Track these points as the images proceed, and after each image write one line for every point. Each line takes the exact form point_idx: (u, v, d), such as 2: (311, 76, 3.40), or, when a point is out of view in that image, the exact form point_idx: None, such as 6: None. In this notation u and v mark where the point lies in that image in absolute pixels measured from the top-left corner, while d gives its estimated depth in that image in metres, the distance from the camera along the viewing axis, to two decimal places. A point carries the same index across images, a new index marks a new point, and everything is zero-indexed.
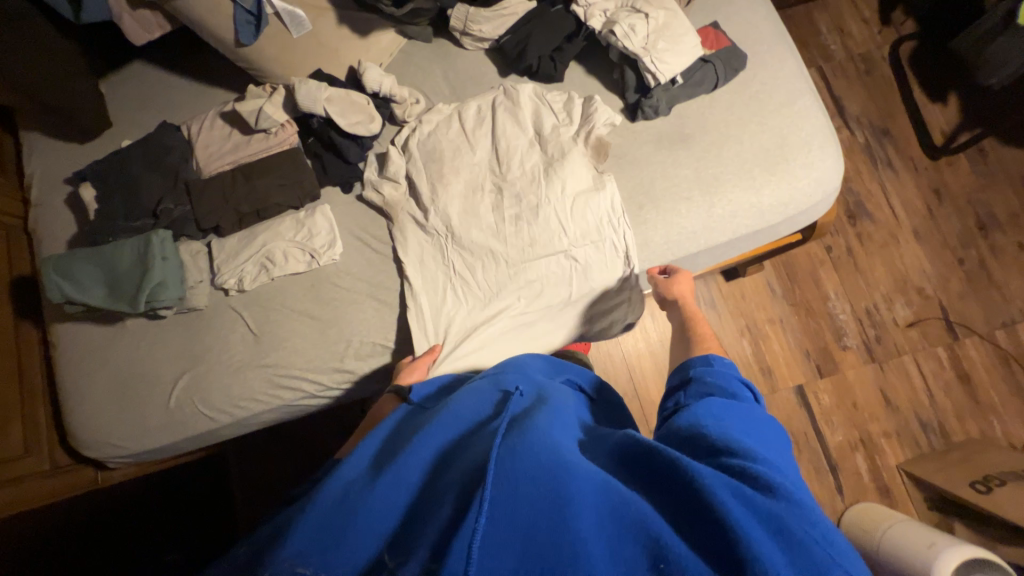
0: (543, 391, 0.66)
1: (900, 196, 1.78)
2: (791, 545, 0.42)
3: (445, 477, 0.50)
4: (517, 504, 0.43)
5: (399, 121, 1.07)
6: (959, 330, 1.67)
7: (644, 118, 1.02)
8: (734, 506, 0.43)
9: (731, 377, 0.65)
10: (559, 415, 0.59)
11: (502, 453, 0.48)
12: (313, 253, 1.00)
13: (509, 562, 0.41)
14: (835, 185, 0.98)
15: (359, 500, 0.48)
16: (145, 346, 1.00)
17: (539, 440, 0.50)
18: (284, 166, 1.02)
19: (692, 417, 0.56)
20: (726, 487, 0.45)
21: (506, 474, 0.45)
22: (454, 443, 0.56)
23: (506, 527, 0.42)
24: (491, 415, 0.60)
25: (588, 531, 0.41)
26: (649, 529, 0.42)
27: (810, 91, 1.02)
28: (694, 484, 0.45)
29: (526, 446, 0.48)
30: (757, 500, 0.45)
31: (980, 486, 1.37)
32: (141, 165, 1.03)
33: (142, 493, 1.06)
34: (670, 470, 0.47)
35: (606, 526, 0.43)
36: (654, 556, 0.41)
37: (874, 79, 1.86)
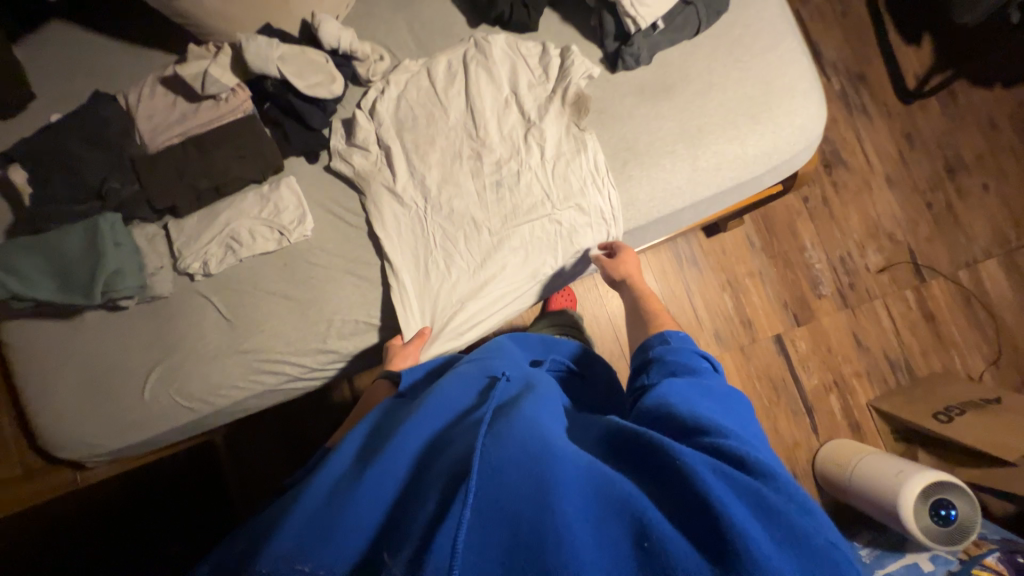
0: (529, 377, 0.66)
1: (874, 143, 1.79)
2: (773, 519, 0.43)
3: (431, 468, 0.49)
4: (503, 492, 0.43)
5: (364, 81, 0.99)
6: (926, 272, 1.74)
7: (625, 68, 0.97)
8: (713, 481, 0.44)
9: (688, 350, 0.67)
10: (546, 400, 0.59)
11: (488, 442, 0.47)
12: (282, 230, 0.94)
13: (492, 552, 0.39)
14: (817, 132, 0.97)
15: (344, 496, 0.47)
16: (109, 340, 0.93)
17: (525, 427, 0.49)
18: (241, 137, 0.94)
19: (669, 394, 0.57)
20: (705, 463, 0.46)
21: (492, 461, 0.45)
22: (441, 434, 0.55)
23: (491, 516, 0.41)
24: (478, 404, 0.60)
25: (573, 515, 0.41)
26: (634, 510, 0.42)
27: (793, 32, 0.98)
28: (676, 464, 0.45)
29: (512, 434, 0.48)
30: (736, 475, 0.45)
31: (942, 417, 1.47)
32: (78, 142, 0.92)
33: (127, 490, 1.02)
34: (652, 449, 0.48)
35: (591, 509, 0.42)
36: (637, 535, 0.41)
37: (851, 22, 1.82)
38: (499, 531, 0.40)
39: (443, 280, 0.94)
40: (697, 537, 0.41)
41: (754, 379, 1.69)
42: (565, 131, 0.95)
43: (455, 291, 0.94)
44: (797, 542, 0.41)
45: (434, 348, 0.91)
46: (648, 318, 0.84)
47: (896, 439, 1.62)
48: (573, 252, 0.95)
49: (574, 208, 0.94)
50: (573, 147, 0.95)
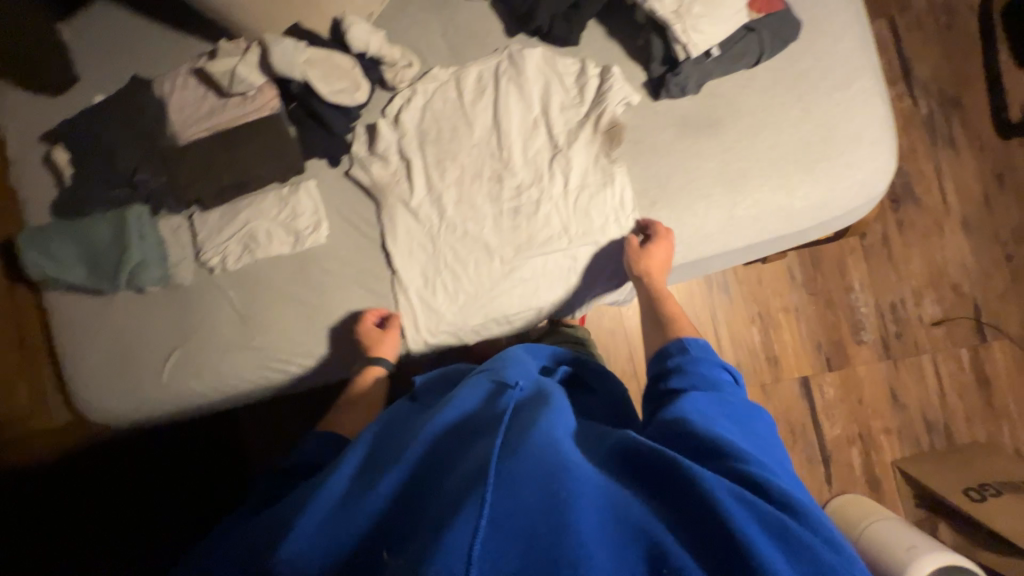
0: (541, 384, 0.64)
1: (955, 180, 1.59)
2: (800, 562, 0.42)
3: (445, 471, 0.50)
4: (518, 502, 0.42)
5: (390, 87, 0.95)
6: (989, 332, 1.57)
7: (669, 96, 0.88)
8: (736, 511, 0.44)
9: (711, 363, 0.68)
10: (559, 407, 0.58)
11: (505, 448, 0.48)
12: (297, 235, 0.94)
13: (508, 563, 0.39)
14: (878, 190, 0.86)
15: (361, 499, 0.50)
16: (130, 322, 0.97)
17: (538, 435, 0.49)
18: (265, 137, 0.93)
19: (690, 412, 0.58)
20: (726, 489, 0.46)
21: (508, 467, 0.45)
22: (451, 432, 0.56)
23: (508, 522, 0.41)
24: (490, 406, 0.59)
25: (588, 533, 0.41)
26: (648, 534, 0.42)
27: (872, 70, 0.86)
28: (699, 491, 0.45)
29: (527, 442, 0.48)
30: (758, 504, 0.45)
31: (974, 494, 1.36)
32: (115, 128, 0.95)
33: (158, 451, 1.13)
34: (671, 472, 0.48)
35: (608, 527, 0.42)
36: (654, 559, 0.41)
37: (954, 37, 1.59)
38: (518, 539, 0.40)
39: (449, 302, 0.93)
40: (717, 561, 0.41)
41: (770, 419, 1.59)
42: (594, 163, 0.89)
43: (460, 315, 0.93)
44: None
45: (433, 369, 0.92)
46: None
47: (917, 505, 1.51)
48: (580, 285, 0.93)
49: (592, 244, 0.90)
50: (598, 181, 0.89)
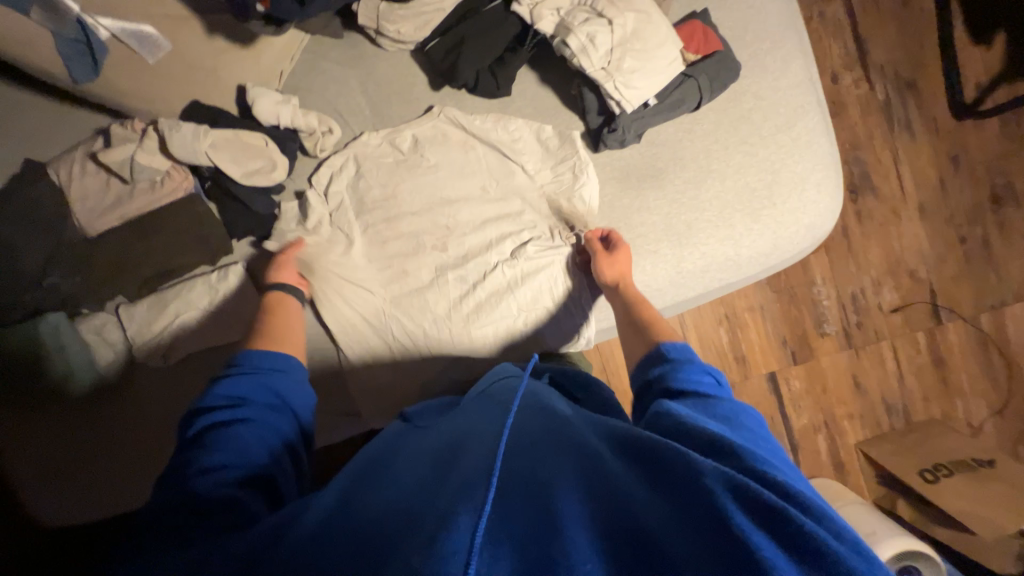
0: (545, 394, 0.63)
1: (912, 165, 1.58)
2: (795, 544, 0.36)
3: (439, 479, 0.47)
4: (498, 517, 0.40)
5: (313, 154, 0.88)
6: (944, 314, 1.61)
7: (608, 148, 0.83)
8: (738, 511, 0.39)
9: (698, 372, 0.61)
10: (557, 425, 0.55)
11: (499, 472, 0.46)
12: (234, 324, 0.90)
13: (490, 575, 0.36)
14: (826, 230, 0.85)
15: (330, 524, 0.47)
16: (64, 426, 0.92)
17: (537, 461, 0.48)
18: (182, 221, 0.86)
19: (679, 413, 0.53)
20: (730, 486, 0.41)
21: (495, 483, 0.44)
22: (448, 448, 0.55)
23: (501, 537, 0.39)
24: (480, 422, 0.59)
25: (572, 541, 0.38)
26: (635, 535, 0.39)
27: (815, 107, 0.82)
28: (699, 491, 0.41)
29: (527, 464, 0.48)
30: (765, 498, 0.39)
31: (928, 475, 1.45)
32: (10, 225, 0.86)
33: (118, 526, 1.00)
34: (674, 470, 0.44)
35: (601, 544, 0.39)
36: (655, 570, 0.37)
37: (910, 15, 1.54)
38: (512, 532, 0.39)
39: (399, 377, 0.89)
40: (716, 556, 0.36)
41: None
42: (548, 236, 0.87)
43: (411, 387, 0.89)
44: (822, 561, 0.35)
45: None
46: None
47: (878, 483, 1.60)
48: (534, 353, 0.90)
49: (544, 313, 0.88)
50: (550, 255, 0.87)
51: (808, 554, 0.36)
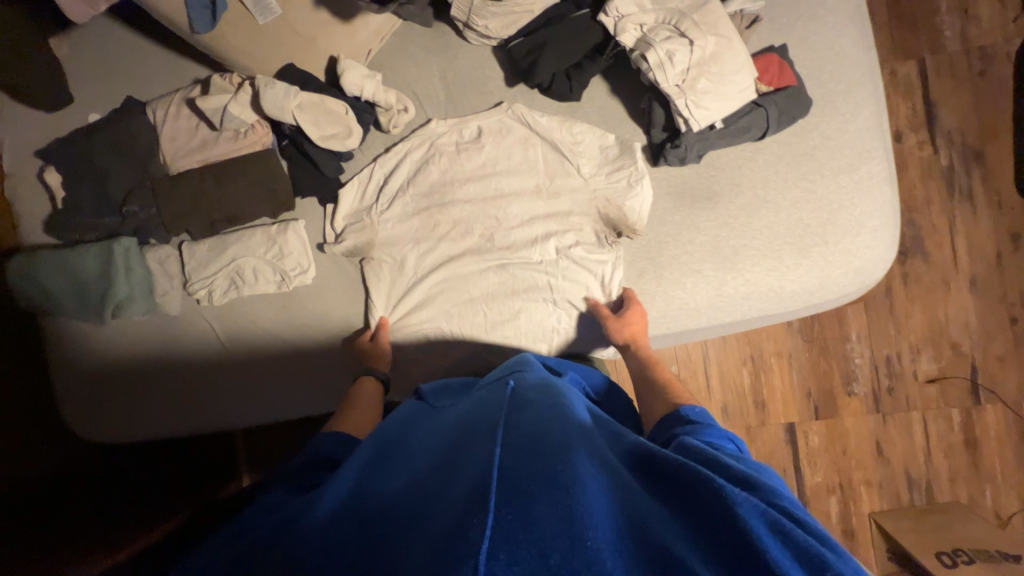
0: (562, 393, 0.65)
1: (968, 236, 1.54)
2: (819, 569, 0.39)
3: (464, 466, 0.50)
4: (527, 501, 0.42)
5: (385, 129, 0.93)
6: (984, 394, 1.54)
7: (667, 164, 0.85)
8: (767, 537, 0.40)
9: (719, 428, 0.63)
10: (577, 424, 0.56)
11: (521, 462, 0.47)
12: (283, 276, 0.94)
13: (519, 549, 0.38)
14: (876, 277, 0.84)
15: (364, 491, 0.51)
16: (117, 346, 0.99)
17: (561, 450, 0.49)
18: (255, 174, 0.92)
19: (699, 449, 0.55)
20: (759, 514, 0.42)
21: (521, 473, 0.45)
22: (466, 439, 0.57)
23: (521, 528, 0.40)
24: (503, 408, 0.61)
25: (597, 532, 0.40)
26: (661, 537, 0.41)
27: (882, 153, 0.82)
28: (726, 515, 0.43)
29: (551, 450, 0.49)
30: (796, 533, 0.41)
31: (945, 559, 1.37)
32: (105, 153, 0.94)
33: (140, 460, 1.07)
34: (698, 491, 0.46)
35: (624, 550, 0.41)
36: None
37: (986, 86, 1.52)
38: (539, 519, 0.41)
39: (427, 350, 0.95)
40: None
41: None
42: (592, 241, 0.89)
43: (438, 362, 0.94)
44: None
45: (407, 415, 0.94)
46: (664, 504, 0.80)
47: (888, 558, 1.52)
48: (562, 351, 0.92)
49: (573, 314, 0.91)
50: (591, 259, 0.88)
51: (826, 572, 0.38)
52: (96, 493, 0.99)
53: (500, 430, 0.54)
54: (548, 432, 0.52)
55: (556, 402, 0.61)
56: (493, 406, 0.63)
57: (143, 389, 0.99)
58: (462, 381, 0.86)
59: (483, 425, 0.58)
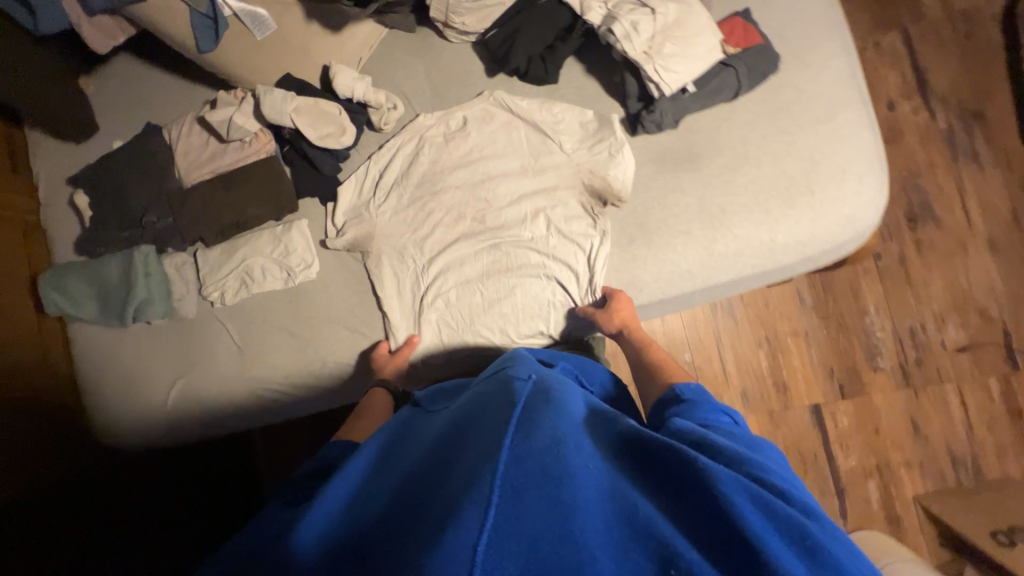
0: (550, 380, 0.64)
1: (980, 197, 1.50)
2: (805, 550, 0.41)
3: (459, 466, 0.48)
4: (525, 501, 0.41)
5: (377, 128, 0.99)
6: (1021, 360, 1.46)
7: (645, 132, 0.88)
8: (748, 511, 0.42)
9: (712, 404, 0.64)
10: (566, 407, 0.55)
11: (517, 443, 0.45)
12: (289, 272, 0.99)
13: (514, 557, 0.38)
14: (869, 223, 0.83)
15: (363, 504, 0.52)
16: (143, 350, 1.07)
17: (551, 432, 0.48)
18: (260, 179, 0.99)
19: (688, 429, 0.56)
20: (740, 491, 0.45)
21: (517, 467, 0.43)
22: (457, 433, 0.56)
23: (515, 532, 0.39)
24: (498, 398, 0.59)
25: (594, 536, 0.40)
26: (658, 532, 0.41)
27: (858, 101, 0.83)
28: (712, 493, 0.44)
29: (543, 430, 0.48)
30: (778, 508, 0.44)
31: (1002, 538, 1.26)
32: (128, 173, 1.03)
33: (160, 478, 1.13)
34: (684, 473, 0.47)
35: (614, 532, 0.42)
36: (664, 560, 0.40)
37: (975, 48, 1.51)
38: (535, 519, 0.40)
39: (429, 342, 0.97)
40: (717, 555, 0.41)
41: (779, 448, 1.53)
42: (579, 214, 0.91)
43: (440, 351, 0.97)
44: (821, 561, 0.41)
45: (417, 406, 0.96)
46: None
47: (941, 545, 1.41)
48: (559, 324, 0.94)
49: (566, 288, 0.93)
50: (580, 230, 0.90)
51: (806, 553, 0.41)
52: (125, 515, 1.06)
53: (495, 418, 0.52)
54: (537, 415, 0.50)
55: (545, 388, 0.60)
56: (482, 396, 0.63)
57: (165, 393, 1.05)
58: (462, 381, 0.87)
59: (472, 416, 0.57)
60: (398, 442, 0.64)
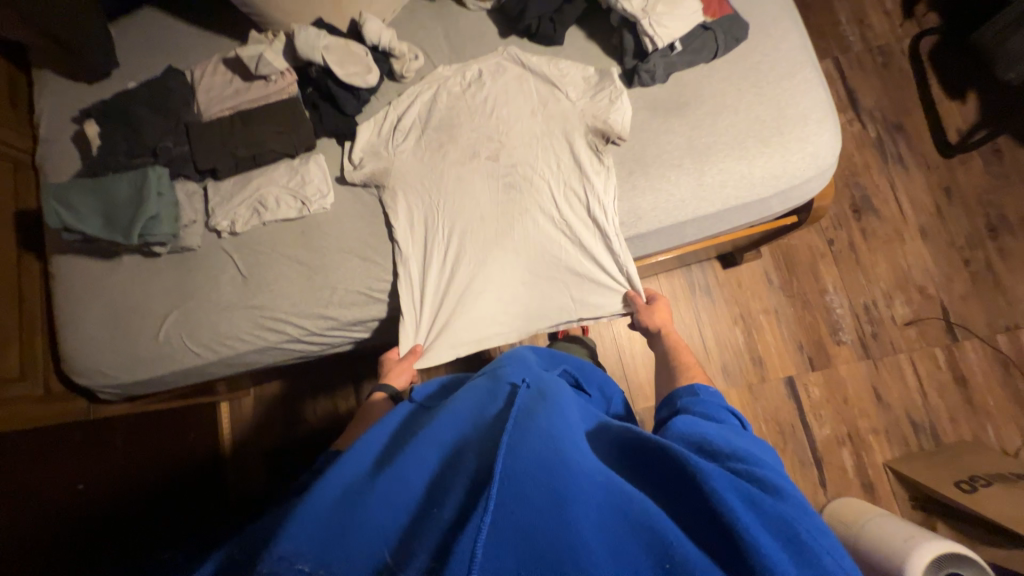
0: (546, 384, 0.69)
1: (909, 194, 1.75)
2: (791, 547, 0.45)
3: (458, 478, 0.53)
4: (521, 503, 0.46)
5: (398, 77, 1.08)
6: (959, 332, 1.64)
7: (641, 83, 1.01)
8: (738, 507, 0.46)
9: (717, 405, 0.68)
10: (560, 410, 0.61)
11: (515, 440, 0.52)
12: (304, 201, 1.02)
13: (510, 562, 0.42)
14: (830, 161, 0.98)
15: (360, 496, 0.53)
16: (137, 284, 1.03)
17: (545, 432, 0.54)
18: (283, 114, 1.04)
19: (687, 427, 0.60)
20: (730, 488, 0.48)
21: (513, 470, 0.48)
22: (462, 438, 0.60)
23: (518, 539, 0.44)
24: (497, 411, 0.63)
25: (589, 531, 0.44)
26: (655, 531, 0.45)
27: (812, 63, 1.01)
28: (702, 492, 0.48)
29: (537, 430, 0.54)
30: (765, 506, 0.48)
31: (966, 486, 1.34)
32: (144, 106, 1.05)
33: (141, 481, 1.14)
34: (673, 472, 0.51)
35: (607, 526, 0.46)
36: (660, 557, 0.44)
37: (892, 73, 1.82)
38: (535, 517, 0.45)
39: (440, 282, 0.99)
40: (714, 553, 0.45)
41: (759, 419, 1.60)
42: (583, 150, 1.00)
43: (459, 325, 0.97)
44: (804, 552, 0.45)
45: (433, 355, 0.95)
46: (684, 369, 0.83)
47: (913, 506, 1.48)
48: (572, 252, 0.99)
49: (585, 228, 0.99)
50: (586, 165, 0.99)
51: (789, 543, 0.45)
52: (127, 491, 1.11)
53: (494, 434, 0.57)
54: (534, 416, 0.57)
55: (540, 392, 0.65)
56: (484, 399, 0.67)
57: (155, 331, 1.01)
58: (461, 377, 0.90)
59: (477, 425, 0.62)
60: (398, 438, 0.66)
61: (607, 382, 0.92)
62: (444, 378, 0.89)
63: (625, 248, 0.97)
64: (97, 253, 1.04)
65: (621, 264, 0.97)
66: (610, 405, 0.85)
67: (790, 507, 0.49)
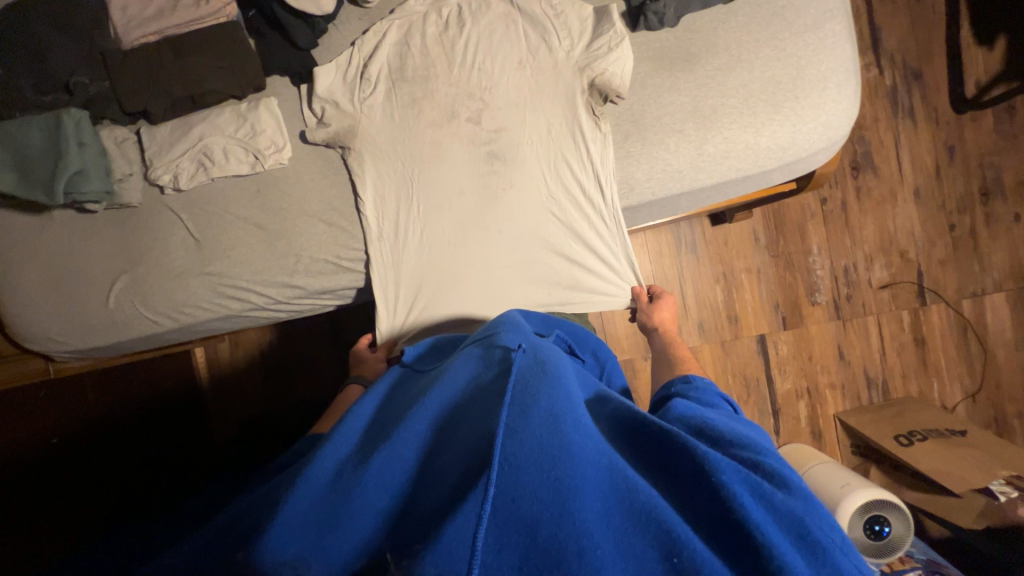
0: (547, 350, 0.61)
1: (911, 151, 1.67)
2: (806, 543, 0.41)
3: (452, 461, 0.47)
4: (522, 491, 0.41)
5: (360, 0, 0.90)
6: (929, 296, 1.68)
7: (646, 27, 0.88)
8: (749, 500, 0.42)
9: (713, 393, 0.63)
10: (564, 381, 0.53)
11: (514, 421, 0.46)
12: (256, 154, 0.89)
13: (512, 557, 0.38)
14: (842, 133, 0.89)
15: (349, 480, 0.49)
16: (76, 244, 0.93)
17: (547, 410, 0.47)
18: (220, 43, 0.87)
19: (688, 409, 0.56)
20: (740, 479, 0.44)
21: (511, 454, 0.43)
22: (455, 415, 0.54)
23: (517, 531, 0.39)
24: (492, 381, 0.56)
25: (594, 522, 0.40)
26: (661, 520, 0.40)
27: (843, 13, 0.88)
28: (712, 483, 0.43)
29: (538, 407, 0.47)
30: (777, 500, 0.44)
31: (903, 439, 1.46)
32: (46, 26, 0.85)
33: (128, 433, 1.13)
34: (684, 457, 0.46)
35: (611, 515, 0.41)
36: (665, 548, 0.39)
37: (922, 9, 1.63)
38: (536, 506, 0.40)
39: (415, 258, 0.92)
40: (722, 545, 0.41)
41: (727, 375, 1.67)
42: (579, 114, 0.89)
43: (439, 314, 0.92)
44: (815, 546, 0.41)
45: (411, 336, 0.92)
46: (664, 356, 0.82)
47: (853, 452, 1.62)
48: (564, 233, 0.92)
49: (579, 209, 0.91)
50: (584, 133, 0.88)
51: (803, 538, 0.42)
52: (113, 447, 1.10)
53: (492, 409, 0.51)
54: (533, 390, 0.50)
55: (539, 359, 0.57)
56: (479, 368, 0.60)
57: (103, 297, 0.92)
58: (450, 339, 0.83)
59: (470, 396, 0.56)
60: (391, 409, 0.62)
61: (594, 340, 0.85)
62: (431, 338, 0.83)
63: (622, 236, 0.91)
64: (19, 207, 0.92)
65: (617, 252, 0.92)
66: (604, 372, 0.80)
67: (799, 503, 0.45)
